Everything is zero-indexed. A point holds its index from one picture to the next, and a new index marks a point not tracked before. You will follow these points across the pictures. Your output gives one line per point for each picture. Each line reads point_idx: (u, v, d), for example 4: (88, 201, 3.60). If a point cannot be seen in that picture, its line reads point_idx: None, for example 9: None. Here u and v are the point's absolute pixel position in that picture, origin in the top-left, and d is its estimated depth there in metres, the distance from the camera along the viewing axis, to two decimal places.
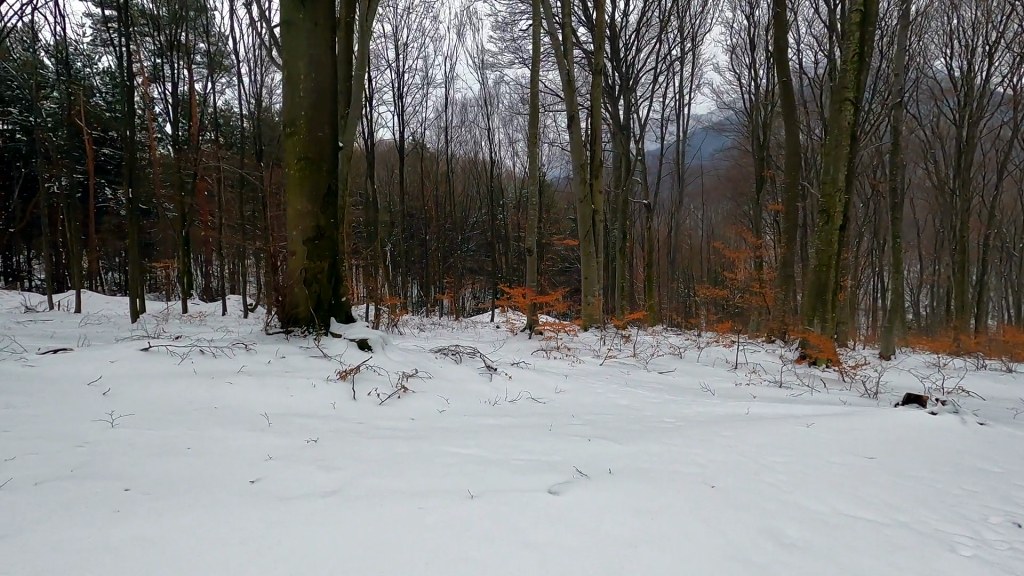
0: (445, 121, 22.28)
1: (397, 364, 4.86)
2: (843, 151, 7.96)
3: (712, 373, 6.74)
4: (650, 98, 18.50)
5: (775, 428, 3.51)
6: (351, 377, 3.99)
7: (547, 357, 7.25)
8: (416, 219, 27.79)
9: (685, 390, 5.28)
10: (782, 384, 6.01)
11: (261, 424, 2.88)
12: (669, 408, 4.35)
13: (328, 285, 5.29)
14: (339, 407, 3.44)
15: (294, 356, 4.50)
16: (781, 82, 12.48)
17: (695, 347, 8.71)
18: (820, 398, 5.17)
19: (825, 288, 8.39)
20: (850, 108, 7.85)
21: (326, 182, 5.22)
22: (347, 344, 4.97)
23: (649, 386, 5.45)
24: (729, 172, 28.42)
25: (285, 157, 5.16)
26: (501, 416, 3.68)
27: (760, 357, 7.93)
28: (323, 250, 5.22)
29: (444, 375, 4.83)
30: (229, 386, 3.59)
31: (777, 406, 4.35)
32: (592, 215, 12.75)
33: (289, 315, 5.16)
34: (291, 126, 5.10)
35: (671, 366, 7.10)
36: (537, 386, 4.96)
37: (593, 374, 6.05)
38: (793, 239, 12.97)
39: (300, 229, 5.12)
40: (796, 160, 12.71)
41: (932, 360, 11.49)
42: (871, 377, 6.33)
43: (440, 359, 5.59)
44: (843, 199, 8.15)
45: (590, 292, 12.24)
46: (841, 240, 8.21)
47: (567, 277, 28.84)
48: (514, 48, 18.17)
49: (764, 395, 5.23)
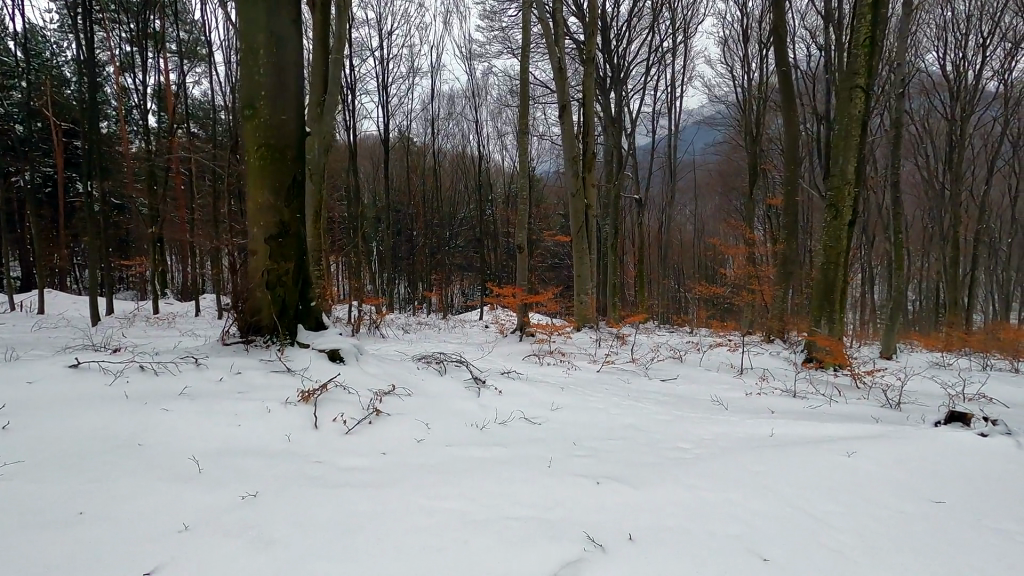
0: (432, 114, 21.60)
1: (373, 379, 4.29)
2: (853, 142, 7.49)
3: (718, 380, 6.25)
4: (642, 91, 18.01)
5: (809, 459, 3.01)
6: (314, 400, 3.42)
7: (538, 364, 6.71)
8: (402, 215, 27.08)
9: (694, 404, 4.77)
10: (796, 393, 5.52)
11: (189, 471, 2.32)
12: (681, 427, 3.84)
13: (294, 289, 4.69)
14: (295, 439, 2.89)
15: (252, 371, 3.91)
16: (780, 72, 12.00)
17: (695, 349, 8.21)
18: (843, 411, 4.70)
19: (832, 286, 7.92)
20: (860, 95, 7.40)
21: (291, 173, 4.60)
22: (315, 356, 4.39)
23: (653, 399, 4.94)
24: (720, 167, 28.06)
25: (243, 144, 4.52)
26: (490, 445, 3.14)
27: (765, 361, 7.46)
28: (289, 250, 4.62)
29: (424, 390, 4.28)
30: (166, 413, 3.00)
31: (802, 425, 3.86)
32: (585, 211, 12.23)
33: (249, 322, 4.54)
34: (249, 109, 4.46)
35: (673, 372, 6.59)
36: (530, 401, 4.42)
37: (592, 383, 5.52)
38: (792, 236, 12.50)
39: (262, 226, 4.50)
40: (795, 153, 12.24)
41: (939, 360, 11.04)
42: (888, 384, 5.88)
43: (423, 371, 5.02)
44: (852, 192, 7.69)
45: (582, 291, 11.81)
46: (850, 236, 7.74)
47: (557, 273, 28.27)
48: (502, 37, 17.56)
49: (782, 408, 4.74)
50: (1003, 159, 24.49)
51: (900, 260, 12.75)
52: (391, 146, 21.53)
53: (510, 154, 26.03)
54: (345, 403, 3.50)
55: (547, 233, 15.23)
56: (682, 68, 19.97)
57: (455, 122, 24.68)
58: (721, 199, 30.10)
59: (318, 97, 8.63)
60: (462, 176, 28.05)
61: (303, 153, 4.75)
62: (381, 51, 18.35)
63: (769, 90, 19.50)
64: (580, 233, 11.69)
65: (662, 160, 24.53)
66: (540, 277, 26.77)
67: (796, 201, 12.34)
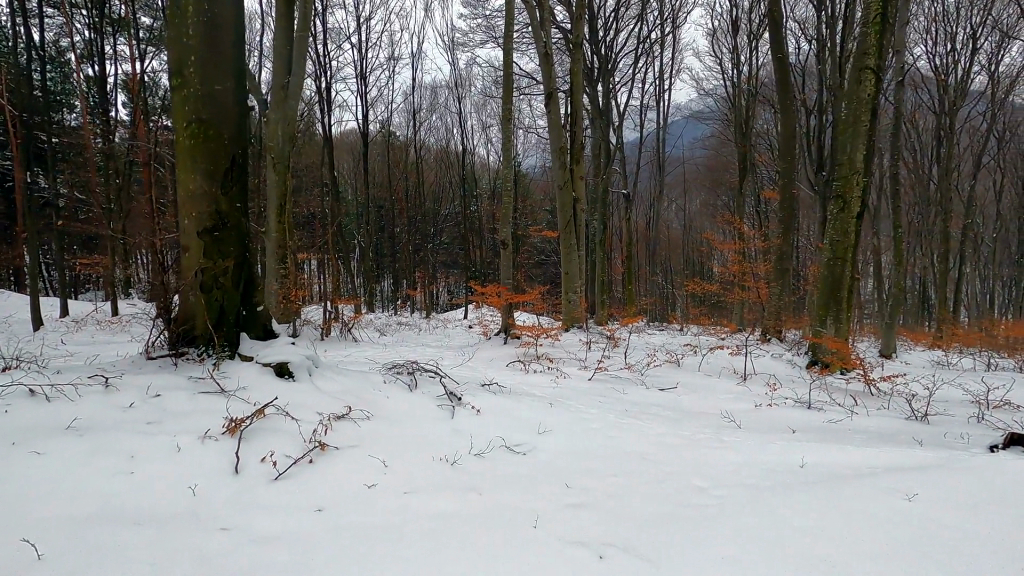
0: (413, 106, 20.82)
1: (326, 399, 3.62)
2: (862, 128, 6.95)
3: (722, 389, 5.66)
4: (629, 84, 17.42)
5: (854, 506, 2.44)
6: (243, 432, 2.74)
7: (523, 372, 6.07)
8: (384, 210, 26.19)
9: (700, 421, 4.17)
10: (811, 404, 4.95)
11: (26, 560, 1.67)
12: (691, 455, 3.25)
13: (235, 291, 3.97)
14: (204, 491, 2.23)
15: (176, 394, 3.21)
16: (776, 59, 11.44)
17: (693, 352, 7.63)
18: (867, 428, 4.14)
19: (840, 284, 7.37)
20: (870, 77, 6.86)
21: (230, 153, 3.88)
22: (257, 373, 3.69)
23: (655, 415, 4.34)
24: (708, 162, 27.64)
25: (171, 120, 3.80)
26: (459, 492, 2.51)
27: (769, 365, 6.91)
28: (227, 245, 3.90)
29: (387, 412, 3.62)
30: (41, 456, 2.32)
31: (831, 450, 3.29)
32: (573, 205, 11.57)
33: (179, 331, 3.81)
34: (178, 77, 3.73)
35: (673, 379, 6.01)
36: (514, 421, 3.78)
37: (584, 396, 4.89)
38: (790, 229, 11.88)
39: (194, 218, 3.78)
40: (791, 143, 11.68)
41: (939, 358, 10.61)
42: (907, 392, 5.35)
43: (391, 385, 4.35)
44: (861, 182, 7.12)
45: (570, 288, 11.20)
46: (859, 229, 7.20)
47: (544, 270, 27.54)
48: (486, 26, 16.83)
49: (800, 424, 4.16)
50: (989, 154, 24.32)
51: (900, 254, 12.30)
52: (370, 140, 20.68)
53: (495, 148, 25.27)
54: (282, 433, 2.83)
55: (534, 228, 14.51)
56: (670, 59, 19.44)
57: (438, 115, 23.91)
58: (710, 195, 29.58)
59: (282, 79, 7.89)
60: (445, 171, 27.16)
61: (245, 131, 4.04)
62: (360, 39, 17.56)
63: (758, 83, 19.02)
64: (568, 229, 11.06)
65: (650, 154, 24.03)
66: (527, 274, 26.10)
67: (793, 193, 11.80)
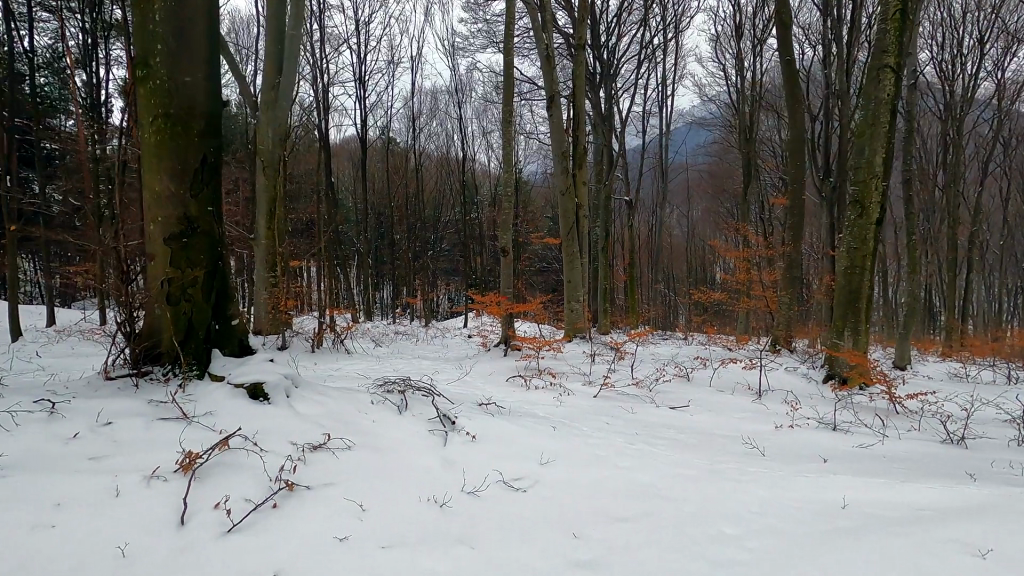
0: (412, 111, 20.52)
1: (304, 424, 3.25)
2: (881, 130, 6.61)
3: (737, 408, 5.27)
4: (632, 89, 17.08)
5: (917, 565, 2.06)
6: (196, 469, 2.36)
7: (524, 388, 5.69)
8: (384, 217, 25.84)
9: (719, 448, 3.79)
10: (835, 425, 4.57)
11: None
12: (714, 491, 2.88)
13: (206, 304, 3.59)
14: (138, 550, 1.86)
15: (132, 421, 2.84)
16: (784, 61, 11.08)
17: (703, 364, 7.25)
18: (902, 454, 3.77)
19: (859, 293, 6.96)
20: (890, 76, 6.52)
21: (201, 151, 3.52)
22: (228, 395, 3.32)
23: (669, 439, 3.96)
24: (711, 168, 27.33)
25: (135, 114, 3.44)
26: (447, 546, 2.14)
27: (784, 380, 6.53)
28: (198, 253, 3.53)
29: (371, 440, 3.24)
30: None
31: (870, 486, 2.92)
32: (575, 211, 11.21)
33: (144, 348, 3.43)
34: (142, 67, 3.37)
35: (684, 396, 5.63)
36: (514, 448, 3.40)
37: (590, 416, 4.51)
38: (799, 236, 11.45)
39: (161, 222, 3.42)
40: (799, 146, 11.34)
41: (957, 370, 10.15)
42: (938, 411, 4.97)
43: (378, 406, 3.97)
44: (881, 186, 6.77)
45: (573, 297, 10.83)
46: (878, 236, 6.83)
47: (545, 277, 27.10)
48: (485, 30, 16.52)
49: (829, 450, 3.77)
50: (995, 161, 23.95)
51: (914, 262, 11.93)
52: (368, 145, 20.34)
53: (495, 155, 24.94)
54: (245, 470, 2.46)
55: (535, 235, 14.14)
56: (673, 65, 19.13)
57: (438, 121, 23.64)
58: (713, 203, 29.19)
59: (272, 79, 7.57)
60: (445, 178, 26.81)
61: (219, 127, 3.68)
62: (358, 44, 17.27)
63: (762, 88, 18.69)
64: (570, 236, 10.71)
65: (653, 161, 23.71)
66: (528, 282, 25.72)
67: (802, 198, 11.39)
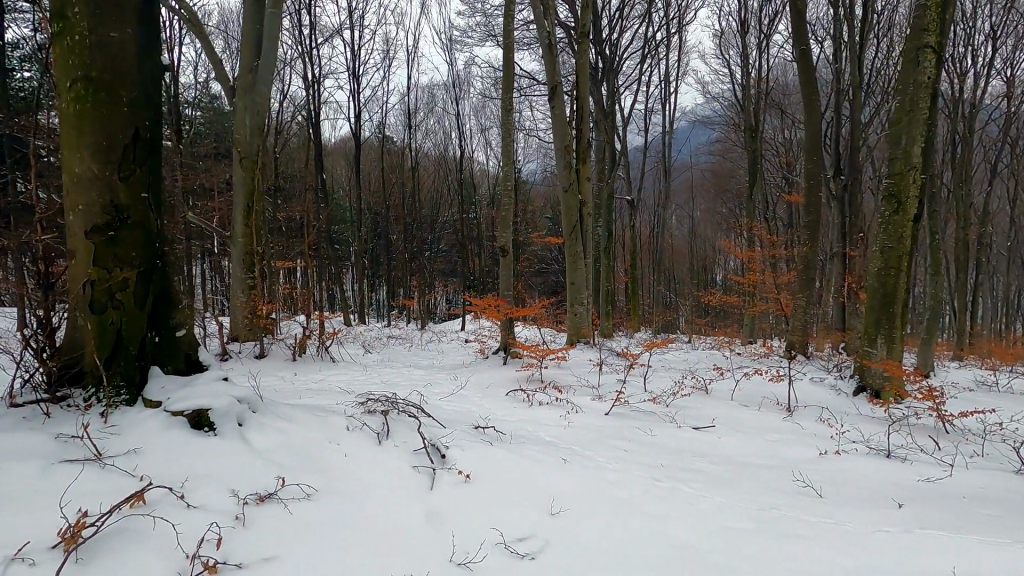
0: (408, 107, 19.83)
1: (257, 464, 2.62)
2: (920, 116, 5.99)
3: (769, 428, 4.65)
4: (635, 86, 16.42)
5: None
6: (81, 546, 1.73)
7: (527, 403, 5.05)
8: (379, 217, 25.15)
9: (762, 484, 3.16)
10: (889, 452, 3.94)
11: None
12: (774, 558, 2.26)
13: (140, 312, 2.93)
14: None
15: (22, 465, 2.17)
16: (800, 51, 10.46)
17: (721, 374, 6.63)
18: (982, 491, 3.17)
19: (894, 297, 6.30)
20: (931, 57, 5.91)
21: (131, 123, 2.86)
22: (162, 425, 2.66)
23: (702, 473, 3.34)
24: (715, 167, 26.72)
25: (51, 79, 2.78)
26: None
27: (813, 393, 5.91)
28: (129, 249, 2.87)
29: (334, 485, 2.58)
30: None
31: (969, 551, 2.30)
32: (579, 209, 10.55)
33: (63, 368, 2.78)
34: (58, 21, 2.71)
35: (707, 413, 5.01)
36: (514, 492, 2.78)
37: (604, 442, 3.89)
38: (815, 237, 10.72)
39: (80, 212, 2.76)
40: (816, 140, 10.68)
41: (985, 378, 9.50)
42: (1000, 433, 4.36)
43: (355, 432, 3.34)
44: (920, 179, 6.15)
45: (576, 301, 10.19)
46: (915, 234, 6.20)
47: (545, 279, 26.39)
48: (484, 24, 15.89)
49: (894, 488, 3.16)
50: (1004, 160, 23.31)
51: (938, 263, 11.26)
52: (362, 143, 19.70)
53: (493, 153, 24.25)
54: (152, 543, 1.83)
55: (536, 233, 13.51)
56: (675, 60, 18.53)
57: (435, 118, 23.05)
58: (716, 204, 28.53)
59: (250, 61, 6.93)
60: (443, 177, 26.13)
61: (158, 97, 3.03)
62: (351, 38, 16.67)
63: (769, 83, 18.03)
64: (574, 236, 10.07)
65: (655, 160, 23.09)
66: (526, 283, 25.08)
67: (819, 194, 10.71)
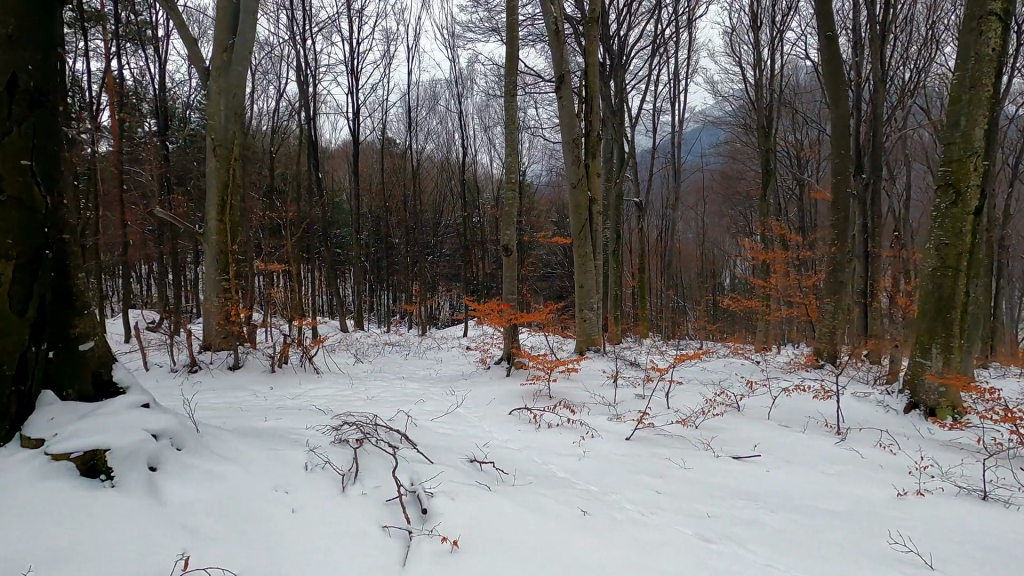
0: (409, 106, 19.17)
1: (168, 533, 1.92)
2: (984, 94, 5.23)
3: (823, 457, 3.89)
4: (645, 84, 15.65)
5: None
6: None
7: (533, 426, 4.29)
8: (380, 220, 24.49)
9: (843, 549, 2.44)
10: (985, 493, 3.18)
11: None
12: None
13: (16, 320, 2.18)
14: None
15: None
16: (826, 39, 9.69)
17: (752, 389, 5.85)
18: None
19: (952, 301, 5.51)
20: (996, 25, 5.14)
21: (8, 67, 2.17)
22: (31, 477, 1.93)
23: (761, 529, 2.62)
24: (725, 169, 25.94)
25: None
26: None
27: (862, 410, 5.14)
28: (3, 234, 2.14)
29: (268, 564, 1.87)
30: None
31: None
32: (588, 208, 9.78)
33: None
34: None
35: (747, 436, 4.28)
36: (513, 566, 2.05)
37: (631, 480, 3.16)
38: (844, 237, 9.90)
39: None
40: (845, 135, 9.87)
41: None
42: None
43: (314, 472, 2.62)
44: (983, 166, 5.37)
45: (585, 305, 9.44)
46: (977, 229, 5.42)
47: (550, 283, 25.60)
48: (486, 19, 15.19)
49: (1016, 554, 2.42)
50: None
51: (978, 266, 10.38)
52: (361, 144, 19.05)
53: (497, 154, 23.52)
54: None
55: (542, 234, 12.79)
56: (685, 58, 17.81)
57: (438, 119, 22.38)
58: (726, 207, 27.67)
59: (226, 40, 6.31)
60: (445, 180, 25.48)
61: (46, 36, 2.34)
62: (350, 34, 16.04)
63: (785, 80, 17.20)
64: (583, 235, 9.34)
65: (664, 161, 22.35)
66: (532, 288, 24.36)
67: (849, 193, 9.90)
